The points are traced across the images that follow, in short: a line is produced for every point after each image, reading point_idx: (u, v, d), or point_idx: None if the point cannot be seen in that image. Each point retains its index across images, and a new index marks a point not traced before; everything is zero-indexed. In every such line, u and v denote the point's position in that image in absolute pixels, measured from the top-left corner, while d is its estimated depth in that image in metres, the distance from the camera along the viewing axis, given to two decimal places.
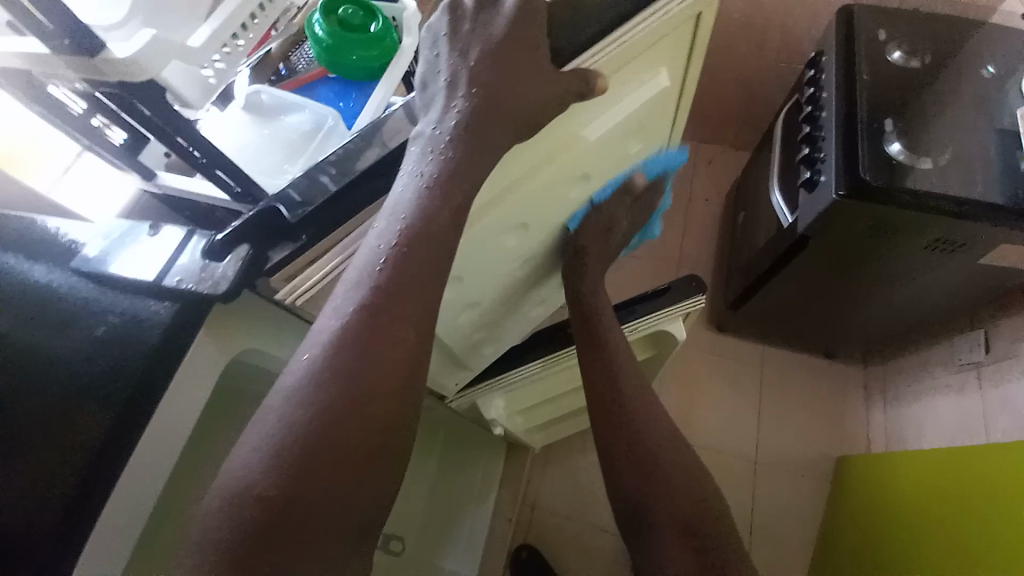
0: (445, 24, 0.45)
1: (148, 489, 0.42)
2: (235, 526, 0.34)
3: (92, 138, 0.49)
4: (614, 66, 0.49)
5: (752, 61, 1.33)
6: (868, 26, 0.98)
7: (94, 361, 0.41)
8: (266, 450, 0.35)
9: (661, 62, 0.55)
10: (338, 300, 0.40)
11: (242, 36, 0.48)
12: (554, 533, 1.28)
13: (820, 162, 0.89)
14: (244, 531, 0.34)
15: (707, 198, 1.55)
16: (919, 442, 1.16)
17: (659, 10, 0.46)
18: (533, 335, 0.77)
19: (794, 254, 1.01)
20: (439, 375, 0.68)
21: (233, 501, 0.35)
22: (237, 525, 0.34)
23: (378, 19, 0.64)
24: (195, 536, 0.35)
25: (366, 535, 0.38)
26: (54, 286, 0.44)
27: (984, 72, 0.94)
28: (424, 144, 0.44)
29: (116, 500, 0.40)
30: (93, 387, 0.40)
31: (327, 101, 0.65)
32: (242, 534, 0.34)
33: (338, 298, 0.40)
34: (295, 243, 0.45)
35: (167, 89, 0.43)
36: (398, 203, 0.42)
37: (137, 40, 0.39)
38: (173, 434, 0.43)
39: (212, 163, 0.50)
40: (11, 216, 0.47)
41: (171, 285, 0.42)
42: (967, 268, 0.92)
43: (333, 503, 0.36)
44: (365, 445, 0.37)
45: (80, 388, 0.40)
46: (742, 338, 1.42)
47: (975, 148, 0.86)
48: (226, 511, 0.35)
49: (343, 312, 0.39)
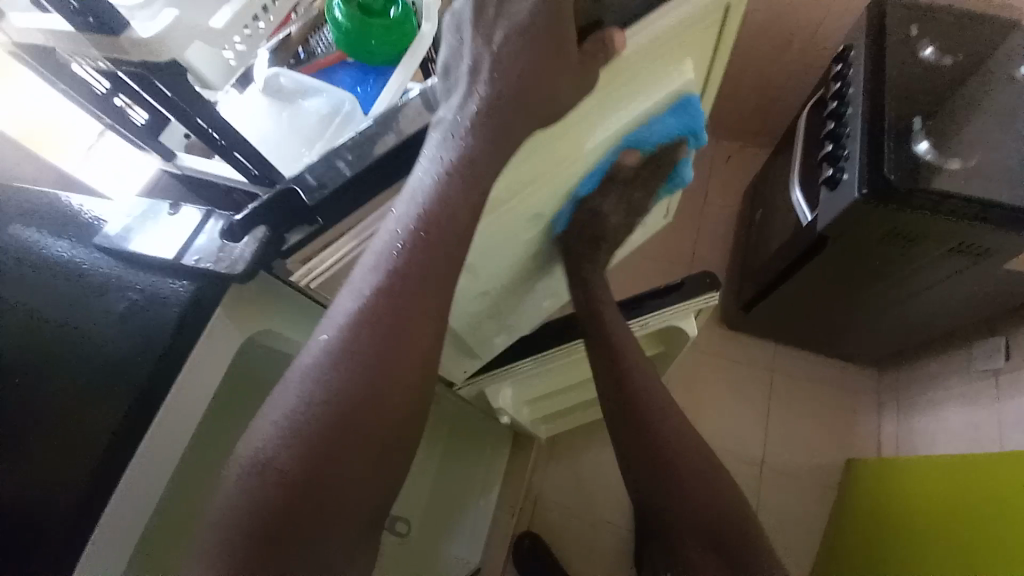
0: (470, 10, 0.46)
1: (168, 461, 0.44)
2: (247, 503, 0.35)
3: (115, 117, 0.50)
4: (638, 59, 0.49)
5: (777, 56, 1.30)
6: (899, 21, 0.95)
7: (114, 336, 0.42)
8: (280, 429, 0.36)
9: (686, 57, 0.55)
10: (355, 284, 0.40)
11: (263, 19, 0.48)
12: (556, 524, 1.29)
13: (843, 160, 0.87)
14: (256, 507, 0.35)
15: (724, 195, 1.53)
16: (931, 450, 1.14)
17: (687, 2, 0.46)
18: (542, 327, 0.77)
19: (812, 255, 0.99)
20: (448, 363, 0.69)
21: (247, 477, 0.36)
22: (250, 502, 0.35)
23: (398, 3, 0.64)
24: (211, 508, 0.36)
25: (374, 515, 0.39)
26: (76, 262, 0.45)
27: (1020, 71, 0.91)
28: (445, 131, 0.44)
29: (136, 471, 0.42)
30: (115, 361, 0.42)
31: (345, 86, 0.65)
32: (255, 511, 0.35)
33: (355, 282, 0.40)
34: (311, 226, 0.46)
35: (189, 72, 0.45)
36: (417, 190, 0.42)
37: (161, 21, 0.40)
38: (192, 407, 0.45)
39: (231, 145, 0.50)
40: (34, 192, 0.48)
41: (190, 264, 0.43)
42: (991, 274, 0.90)
43: (342, 484, 0.37)
44: (376, 428, 0.38)
45: (100, 362, 0.42)
46: (754, 339, 1.40)
47: (1005, 150, 0.83)
48: (239, 487, 0.36)
49: (361, 295, 0.39)
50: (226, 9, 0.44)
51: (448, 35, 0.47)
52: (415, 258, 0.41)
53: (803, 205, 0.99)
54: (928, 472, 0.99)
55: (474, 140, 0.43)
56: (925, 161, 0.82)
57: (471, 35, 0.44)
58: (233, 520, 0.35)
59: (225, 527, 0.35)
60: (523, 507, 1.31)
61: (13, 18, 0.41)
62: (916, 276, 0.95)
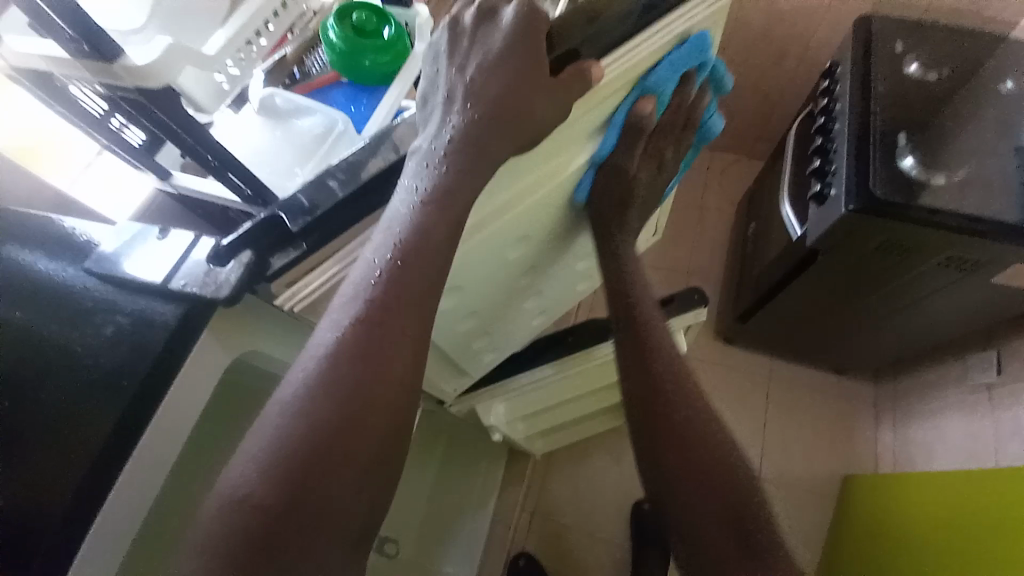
0: (445, 40, 0.47)
1: (150, 483, 0.44)
2: (223, 530, 0.35)
3: (110, 138, 0.51)
4: (617, 84, 0.50)
5: (768, 72, 1.32)
6: (885, 38, 0.97)
7: (102, 357, 0.43)
8: (263, 449, 0.36)
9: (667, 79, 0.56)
10: (335, 312, 0.41)
11: (255, 42, 0.49)
12: (553, 539, 1.28)
13: (831, 174, 0.88)
14: (231, 534, 0.35)
15: (718, 208, 1.54)
16: (928, 462, 1.14)
17: (659, 30, 0.48)
18: (534, 342, 0.78)
19: (803, 269, 1.00)
20: (438, 379, 0.69)
21: (225, 501, 0.36)
22: (226, 530, 0.35)
23: (390, 24, 0.65)
24: (190, 532, 0.36)
25: (360, 538, 0.39)
26: (67, 282, 0.45)
27: (1004, 87, 0.92)
28: (421, 158, 0.45)
29: (118, 492, 0.42)
30: (102, 382, 0.42)
31: (338, 105, 0.66)
32: (231, 537, 0.35)
33: (335, 310, 0.41)
34: (296, 250, 0.47)
35: (181, 94, 0.46)
36: (394, 217, 0.43)
37: (155, 49, 0.41)
38: (176, 433, 0.45)
39: (223, 165, 0.51)
40: (28, 214, 0.49)
41: (176, 288, 0.44)
42: (981, 286, 0.91)
43: (323, 506, 0.36)
44: (357, 451, 0.38)
45: (86, 383, 0.42)
46: (750, 351, 1.40)
47: (991, 164, 0.85)
48: (216, 512, 0.35)
49: (340, 325, 0.40)
50: (220, 34, 0.46)
51: (426, 63, 0.49)
52: (401, 278, 0.41)
53: (793, 220, 1.00)
54: (924, 487, 0.99)
55: (458, 161, 0.44)
56: (912, 176, 0.84)
57: (453, 61, 0.46)
58: (210, 544, 0.35)
59: (203, 550, 0.35)
60: (520, 522, 1.29)
61: (14, 46, 0.43)
62: (908, 289, 0.95)
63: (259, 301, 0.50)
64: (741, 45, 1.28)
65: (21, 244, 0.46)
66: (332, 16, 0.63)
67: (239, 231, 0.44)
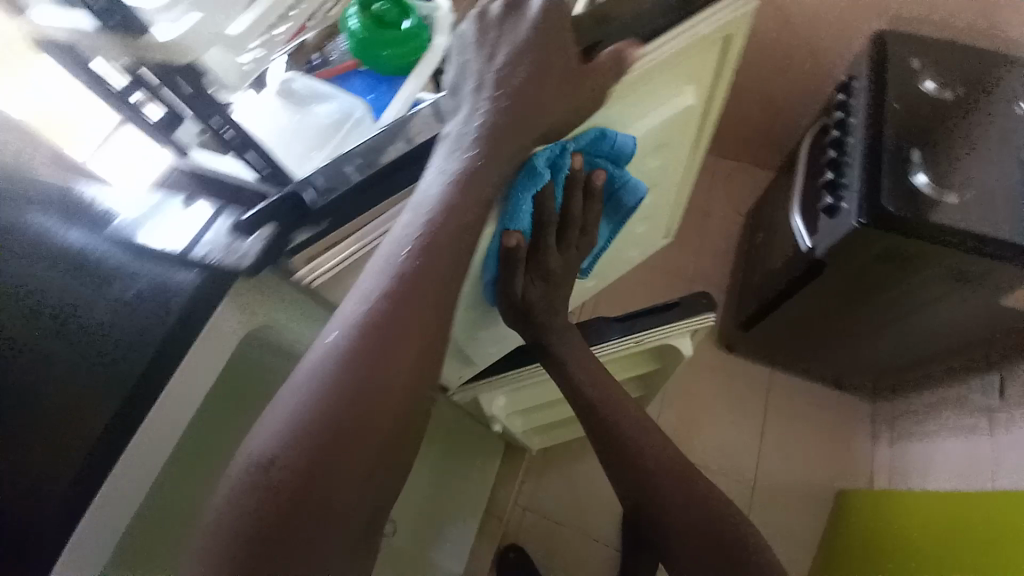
0: (473, 33, 0.47)
1: (157, 459, 0.44)
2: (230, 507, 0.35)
3: (130, 114, 0.51)
4: (645, 78, 0.54)
5: (782, 83, 1.32)
6: (902, 55, 0.97)
7: (121, 322, 0.44)
8: (275, 425, 0.37)
9: (689, 78, 0.61)
10: (365, 287, 0.41)
11: (280, 26, 0.51)
12: (544, 538, 1.29)
13: (843, 188, 0.88)
14: (235, 509, 0.35)
15: (725, 217, 1.54)
16: (924, 481, 1.13)
17: (686, 28, 0.52)
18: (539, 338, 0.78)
19: (808, 281, 1.00)
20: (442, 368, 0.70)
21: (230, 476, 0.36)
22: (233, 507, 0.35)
23: (411, 16, 0.66)
24: None
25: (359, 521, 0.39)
26: (87, 250, 0.46)
27: (1020, 108, 0.92)
28: (450, 143, 0.45)
29: (128, 463, 0.42)
30: (124, 348, 0.43)
31: (357, 92, 0.67)
32: (234, 512, 0.35)
33: (365, 285, 0.42)
34: (316, 227, 0.47)
35: (205, 72, 0.47)
36: (424, 197, 0.44)
37: (185, 24, 0.43)
38: (188, 405, 0.45)
39: (243, 144, 0.53)
40: (50, 184, 0.49)
41: (197, 256, 0.46)
42: (987, 305, 0.90)
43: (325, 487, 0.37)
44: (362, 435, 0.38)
45: (105, 348, 0.43)
46: (750, 361, 1.40)
47: (1004, 184, 0.84)
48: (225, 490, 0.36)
49: (369, 298, 0.41)
50: (247, 15, 0.48)
51: (454, 53, 0.49)
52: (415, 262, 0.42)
53: (801, 230, 0.99)
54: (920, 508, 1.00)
55: (474, 151, 0.44)
56: (922, 193, 0.83)
57: (480, 51, 0.46)
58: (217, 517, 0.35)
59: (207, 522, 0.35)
60: (512, 518, 1.30)
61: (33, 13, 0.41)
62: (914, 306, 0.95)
63: (278, 279, 0.51)
64: (756, 55, 1.29)
65: (45, 211, 0.47)
66: (354, 5, 0.65)
67: (253, 210, 0.46)
